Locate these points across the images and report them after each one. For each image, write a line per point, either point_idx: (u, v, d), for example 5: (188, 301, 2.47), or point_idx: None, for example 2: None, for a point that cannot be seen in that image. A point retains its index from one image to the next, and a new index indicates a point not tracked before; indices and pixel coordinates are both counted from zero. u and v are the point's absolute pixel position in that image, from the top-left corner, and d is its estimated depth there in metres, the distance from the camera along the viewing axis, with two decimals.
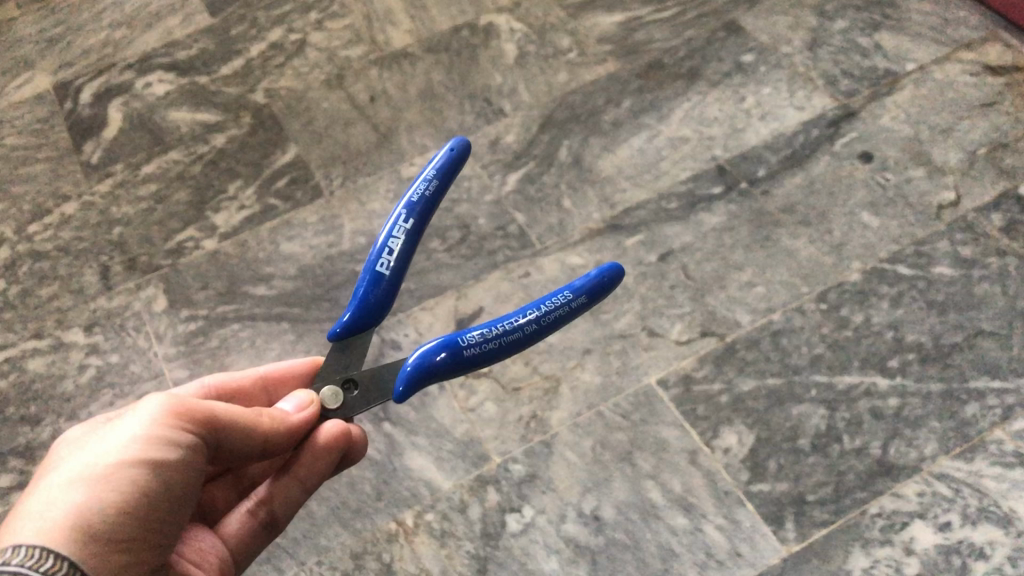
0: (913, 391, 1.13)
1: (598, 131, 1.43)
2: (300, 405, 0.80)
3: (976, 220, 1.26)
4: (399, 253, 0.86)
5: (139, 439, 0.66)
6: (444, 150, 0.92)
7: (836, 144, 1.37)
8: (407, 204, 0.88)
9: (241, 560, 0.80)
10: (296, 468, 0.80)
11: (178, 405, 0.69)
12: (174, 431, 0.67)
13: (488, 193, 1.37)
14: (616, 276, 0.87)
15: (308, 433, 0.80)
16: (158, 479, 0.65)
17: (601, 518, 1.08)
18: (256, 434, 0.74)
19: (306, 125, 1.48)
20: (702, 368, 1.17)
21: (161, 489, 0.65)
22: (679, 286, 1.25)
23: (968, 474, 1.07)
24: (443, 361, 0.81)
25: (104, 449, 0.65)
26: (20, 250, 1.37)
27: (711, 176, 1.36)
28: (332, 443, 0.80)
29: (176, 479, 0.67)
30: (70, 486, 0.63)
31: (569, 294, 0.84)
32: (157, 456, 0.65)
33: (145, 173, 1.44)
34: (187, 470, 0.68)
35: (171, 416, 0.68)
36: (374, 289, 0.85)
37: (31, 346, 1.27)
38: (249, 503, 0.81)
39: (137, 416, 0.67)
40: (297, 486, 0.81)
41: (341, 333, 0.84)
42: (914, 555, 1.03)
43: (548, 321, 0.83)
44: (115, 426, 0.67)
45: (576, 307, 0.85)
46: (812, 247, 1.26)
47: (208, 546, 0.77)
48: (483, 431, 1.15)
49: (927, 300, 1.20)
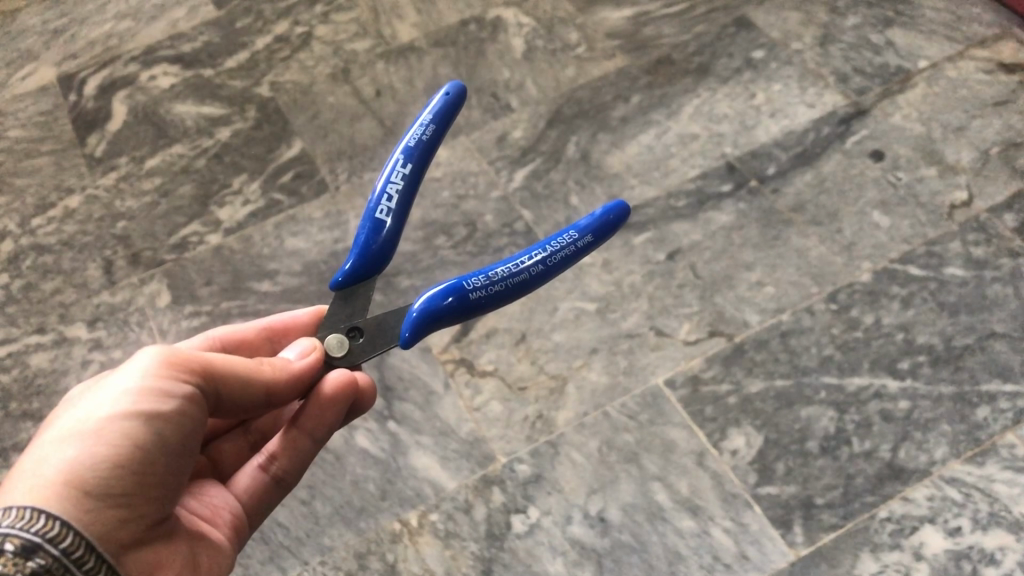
0: (923, 393, 1.12)
1: (606, 127, 1.41)
2: (304, 351, 0.78)
3: (988, 220, 1.25)
4: (399, 197, 0.84)
5: (132, 393, 0.64)
6: (438, 96, 0.91)
7: (847, 142, 1.35)
8: (405, 149, 0.86)
9: (255, 515, 0.79)
10: (303, 420, 0.77)
11: (172, 356, 0.67)
12: (168, 382, 0.66)
13: (494, 189, 1.36)
14: (621, 216, 0.86)
15: (314, 383, 0.78)
16: (153, 432, 0.64)
17: (607, 520, 1.07)
18: (258, 384, 0.72)
19: (312, 119, 1.46)
20: (711, 368, 1.16)
21: (157, 443, 0.64)
22: (687, 285, 1.23)
23: (978, 478, 1.06)
24: (451, 305, 0.79)
25: (95, 403, 0.64)
26: (23, 244, 1.36)
27: (720, 174, 1.34)
28: (339, 393, 0.77)
29: (172, 432, 0.65)
30: (62, 443, 0.62)
31: (574, 234, 0.84)
32: (151, 409, 0.64)
33: (150, 166, 1.43)
34: (184, 421, 0.66)
35: (165, 367, 0.67)
36: (376, 236, 0.82)
37: (34, 341, 1.26)
38: (259, 458, 0.79)
39: (131, 369, 0.66)
40: (306, 440, 0.78)
41: (343, 281, 0.82)
42: (924, 560, 1.02)
43: (555, 262, 0.82)
44: (109, 379, 0.66)
45: (582, 247, 0.84)
46: (822, 246, 1.25)
47: (221, 501, 0.77)
48: (489, 431, 1.14)
49: (939, 301, 1.19)
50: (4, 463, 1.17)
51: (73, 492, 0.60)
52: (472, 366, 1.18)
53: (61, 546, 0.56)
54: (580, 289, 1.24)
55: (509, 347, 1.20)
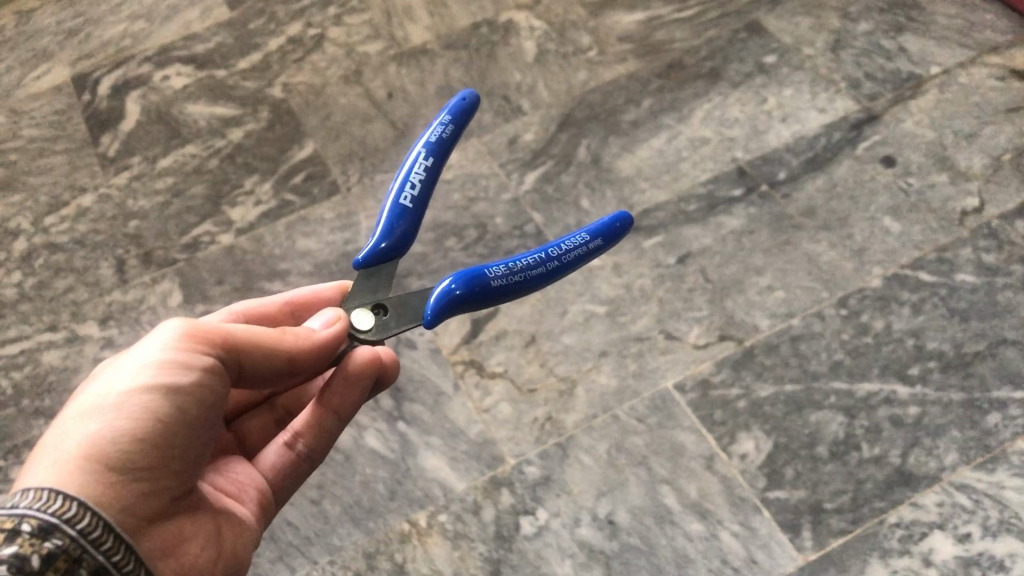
0: (933, 399, 1.12)
1: (617, 130, 1.41)
2: (328, 322, 0.76)
3: (1000, 227, 1.25)
4: (421, 188, 0.85)
5: (152, 366, 0.64)
6: (456, 98, 0.92)
7: (859, 148, 1.35)
8: (426, 144, 0.88)
9: (281, 492, 0.81)
10: (328, 398, 0.78)
11: (193, 329, 0.67)
12: (188, 354, 0.66)
13: (505, 192, 1.36)
14: (629, 222, 0.87)
15: (340, 358, 0.78)
16: (173, 406, 0.64)
17: (615, 523, 1.07)
18: (280, 352, 0.71)
19: (324, 120, 1.47)
20: (720, 372, 1.16)
21: (177, 415, 0.64)
22: (698, 289, 1.23)
23: (988, 484, 1.06)
24: (472, 291, 0.79)
25: (116, 377, 0.64)
26: (36, 242, 1.37)
27: (731, 178, 1.34)
28: (366, 369, 0.78)
29: (193, 404, 0.66)
30: (83, 418, 0.62)
31: (586, 237, 0.85)
32: (171, 382, 0.64)
33: (163, 166, 1.44)
34: (205, 394, 0.67)
35: (187, 340, 0.67)
36: (399, 222, 0.83)
37: (46, 338, 1.27)
38: (284, 436, 0.80)
39: (153, 342, 0.66)
40: (331, 417, 0.79)
41: (367, 261, 0.82)
42: (934, 566, 1.02)
43: (568, 260, 0.83)
44: (130, 352, 0.66)
45: (592, 249, 0.85)
46: (833, 251, 1.25)
47: (247, 478, 0.78)
48: (498, 432, 1.14)
49: (949, 307, 1.19)
50: (14, 459, 1.17)
51: (96, 467, 0.60)
52: (482, 368, 1.19)
53: (78, 527, 0.57)
54: (590, 292, 1.24)
55: (519, 349, 1.20)
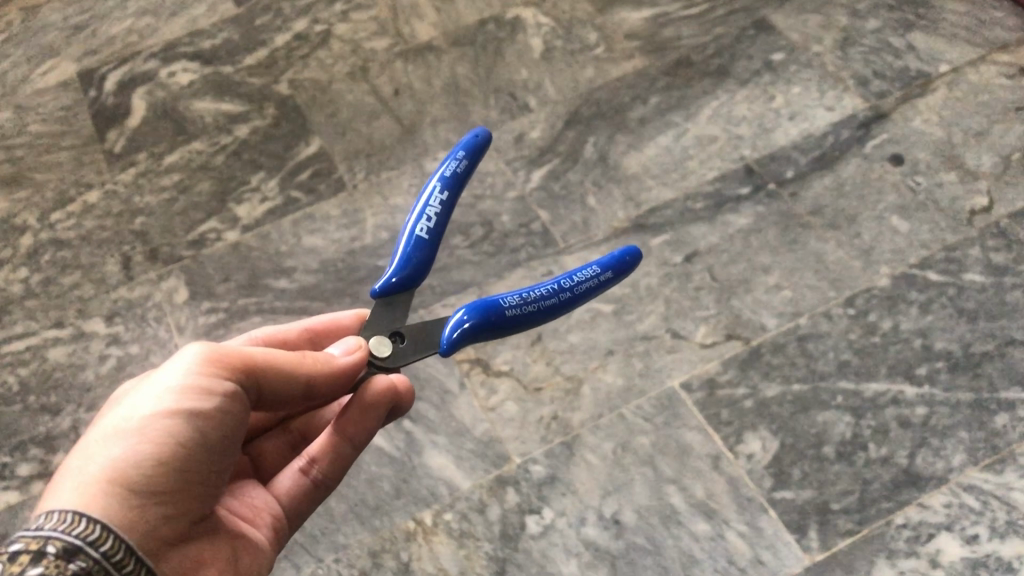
0: (941, 399, 1.11)
1: (624, 128, 1.41)
2: (348, 349, 0.76)
3: (1009, 226, 1.24)
4: (438, 220, 0.86)
5: (175, 391, 0.64)
6: (469, 134, 0.93)
7: (867, 146, 1.34)
8: (441, 178, 0.89)
9: (295, 518, 0.80)
10: (344, 424, 0.78)
11: (216, 353, 0.67)
12: (210, 379, 0.66)
13: (511, 189, 1.36)
14: (639, 255, 0.89)
15: (357, 385, 0.78)
16: (195, 429, 0.64)
17: (621, 522, 1.07)
18: (299, 379, 0.71)
19: (330, 117, 1.47)
20: (727, 372, 1.16)
21: (198, 439, 0.65)
22: (705, 288, 1.23)
23: (996, 486, 1.05)
24: (490, 321, 0.80)
25: (139, 401, 0.65)
26: (43, 238, 1.37)
27: (739, 176, 1.34)
28: (382, 396, 0.77)
29: (214, 429, 0.66)
30: (106, 440, 0.63)
31: (597, 269, 0.86)
32: (194, 406, 0.64)
33: (169, 162, 1.43)
34: (226, 419, 0.67)
35: (208, 364, 0.66)
36: (417, 251, 0.84)
37: (52, 335, 1.27)
38: (300, 461, 0.80)
39: (176, 365, 0.66)
40: (346, 444, 0.79)
41: (385, 291, 0.82)
42: (940, 567, 1.01)
43: (580, 291, 0.84)
44: (152, 376, 0.66)
45: (603, 281, 0.86)
46: (841, 250, 1.25)
47: (261, 501, 0.77)
48: (504, 430, 1.14)
49: (957, 307, 1.18)
50: (20, 455, 1.17)
51: (120, 488, 0.61)
52: (487, 366, 1.18)
53: (102, 549, 0.57)
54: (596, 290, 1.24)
55: (525, 347, 1.20)
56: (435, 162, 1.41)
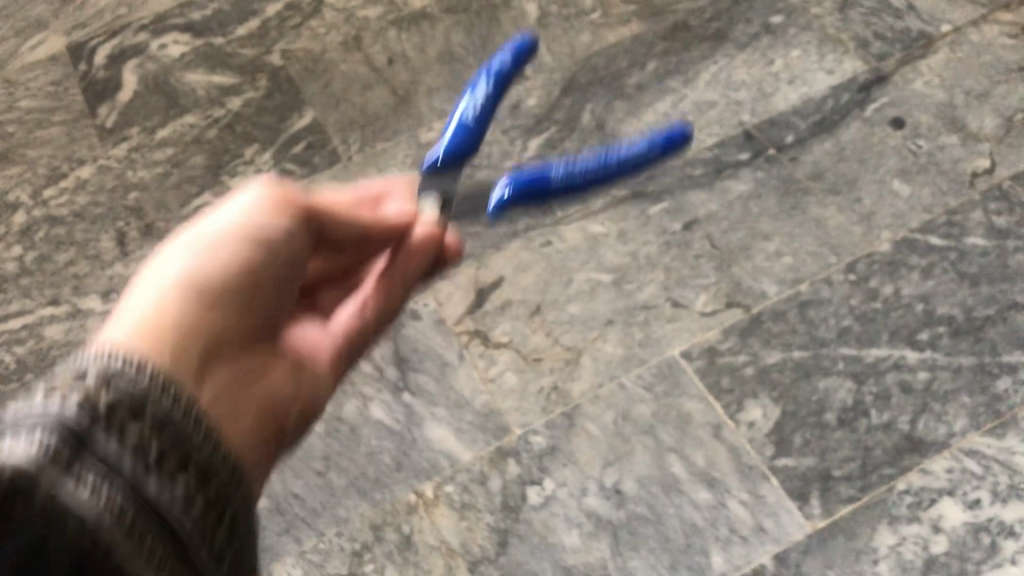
0: (943, 365, 1.11)
1: (622, 95, 1.39)
2: (402, 212, 0.82)
3: (1011, 189, 1.23)
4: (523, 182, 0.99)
5: (242, 219, 0.67)
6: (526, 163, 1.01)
7: (867, 110, 1.33)
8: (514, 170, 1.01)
9: (349, 359, 0.79)
10: (396, 261, 0.79)
11: (280, 188, 0.70)
12: (277, 208, 0.69)
13: (508, 159, 1.35)
14: (691, 133, 1.08)
15: (405, 226, 0.81)
16: (261, 248, 0.67)
17: (622, 492, 1.07)
18: (355, 223, 0.76)
19: (324, 88, 1.45)
20: (727, 340, 1.15)
21: (265, 258, 0.68)
22: (705, 256, 1.22)
23: (998, 450, 1.05)
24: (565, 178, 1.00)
25: (212, 222, 0.67)
26: (36, 215, 1.36)
27: (739, 142, 1.32)
28: (428, 242, 0.80)
29: (276, 261, 0.68)
30: (178, 252, 0.65)
31: (655, 146, 1.05)
32: (261, 232, 0.67)
33: (161, 137, 1.42)
34: (287, 253, 0.70)
35: (273, 200, 0.69)
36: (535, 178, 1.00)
37: (48, 313, 1.26)
38: (354, 304, 0.79)
39: (240, 202, 0.68)
40: (400, 280, 0.79)
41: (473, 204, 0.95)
42: (943, 532, 1.01)
43: (637, 159, 1.04)
44: (211, 212, 0.68)
45: (656, 155, 1.06)
46: (842, 216, 1.23)
47: (318, 336, 0.77)
48: (504, 402, 1.13)
49: (959, 271, 1.17)
50: None
51: (174, 301, 0.62)
52: (487, 338, 1.18)
53: (152, 373, 0.54)
54: (594, 260, 1.23)
55: (524, 319, 1.19)
56: (431, 131, 1.39)
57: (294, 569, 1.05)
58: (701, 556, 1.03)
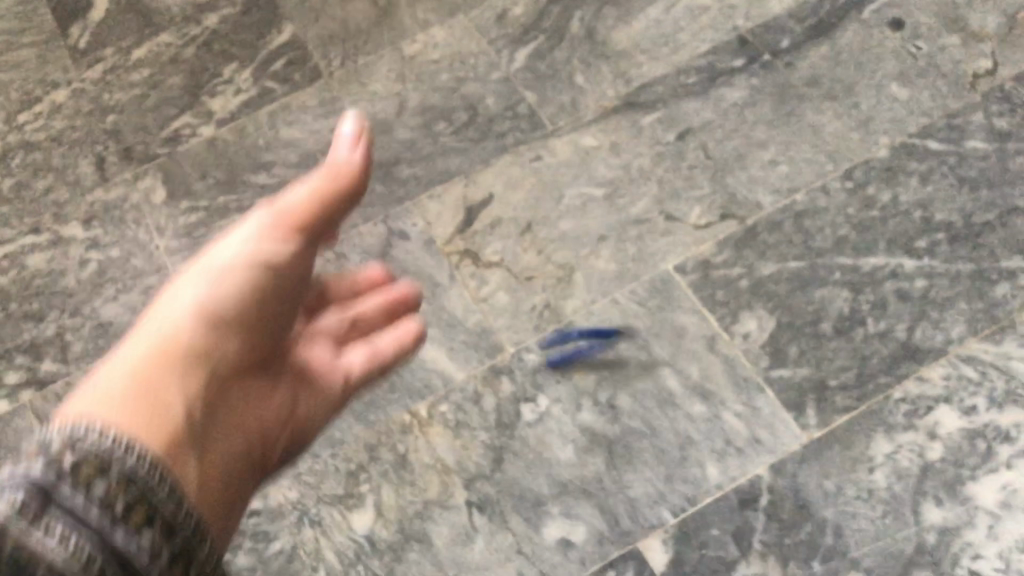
0: (941, 272, 1.09)
1: (612, 2, 1.35)
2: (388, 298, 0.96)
3: (1013, 90, 1.19)
4: None
5: (250, 249, 0.79)
6: None
7: (865, 12, 1.29)
8: None
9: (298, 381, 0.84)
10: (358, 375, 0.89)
11: (278, 214, 0.81)
12: (274, 243, 0.80)
13: (495, 71, 1.31)
14: None
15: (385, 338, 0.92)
16: (262, 276, 0.79)
17: (616, 407, 1.05)
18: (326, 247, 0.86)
19: (302, 3, 1.41)
20: (722, 253, 1.13)
21: (264, 286, 0.79)
22: (698, 167, 1.20)
23: (996, 356, 1.04)
24: None
25: (219, 254, 0.79)
26: (11, 141, 1.32)
27: (732, 48, 1.29)
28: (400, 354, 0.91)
29: (269, 276, 0.79)
30: (190, 285, 0.77)
31: None
32: (265, 262, 0.79)
33: (137, 57, 1.38)
34: (284, 274, 0.81)
35: (275, 226, 0.81)
36: None
37: (29, 241, 1.23)
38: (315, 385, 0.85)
39: (244, 230, 0.80)
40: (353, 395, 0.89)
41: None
42: (938, 439, 1.00)
43: None
44: (218, 244, 0.80)
45: None
46: (838, 122, 1.20)
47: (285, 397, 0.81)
48: (497, 320, 1.12)
49: (958, 176, 1.15)
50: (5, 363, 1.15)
51: (188, 325, 0.73)
52: (477, 257, 1.16)
53: (137, 454, 0.59)
54: (586, 175, 1.21)
55: (515, 237, 1.17)
56: (415, 44, 1.35)
57: (290, 491, 1.04)
58: (696, 468, 1.01)
